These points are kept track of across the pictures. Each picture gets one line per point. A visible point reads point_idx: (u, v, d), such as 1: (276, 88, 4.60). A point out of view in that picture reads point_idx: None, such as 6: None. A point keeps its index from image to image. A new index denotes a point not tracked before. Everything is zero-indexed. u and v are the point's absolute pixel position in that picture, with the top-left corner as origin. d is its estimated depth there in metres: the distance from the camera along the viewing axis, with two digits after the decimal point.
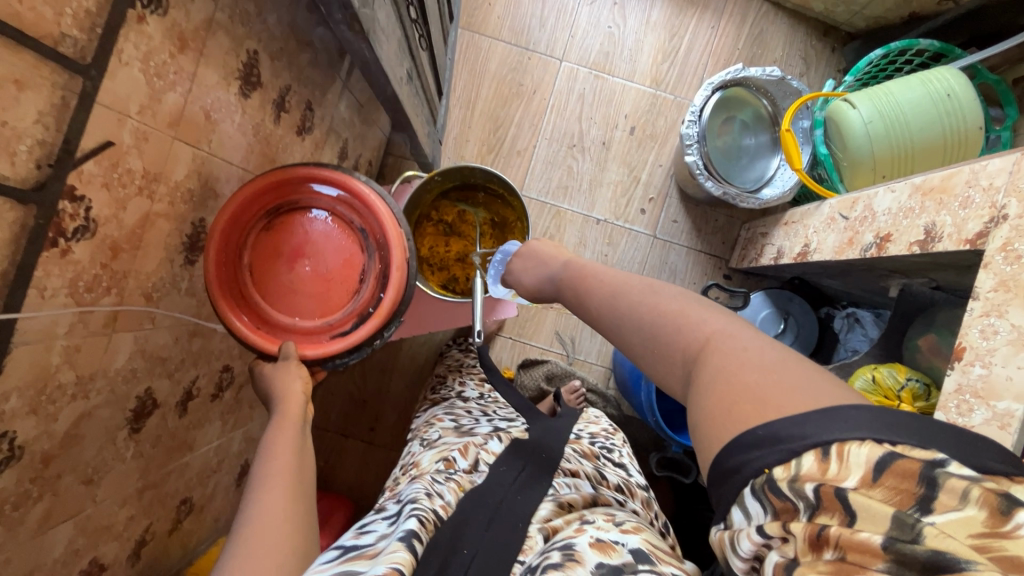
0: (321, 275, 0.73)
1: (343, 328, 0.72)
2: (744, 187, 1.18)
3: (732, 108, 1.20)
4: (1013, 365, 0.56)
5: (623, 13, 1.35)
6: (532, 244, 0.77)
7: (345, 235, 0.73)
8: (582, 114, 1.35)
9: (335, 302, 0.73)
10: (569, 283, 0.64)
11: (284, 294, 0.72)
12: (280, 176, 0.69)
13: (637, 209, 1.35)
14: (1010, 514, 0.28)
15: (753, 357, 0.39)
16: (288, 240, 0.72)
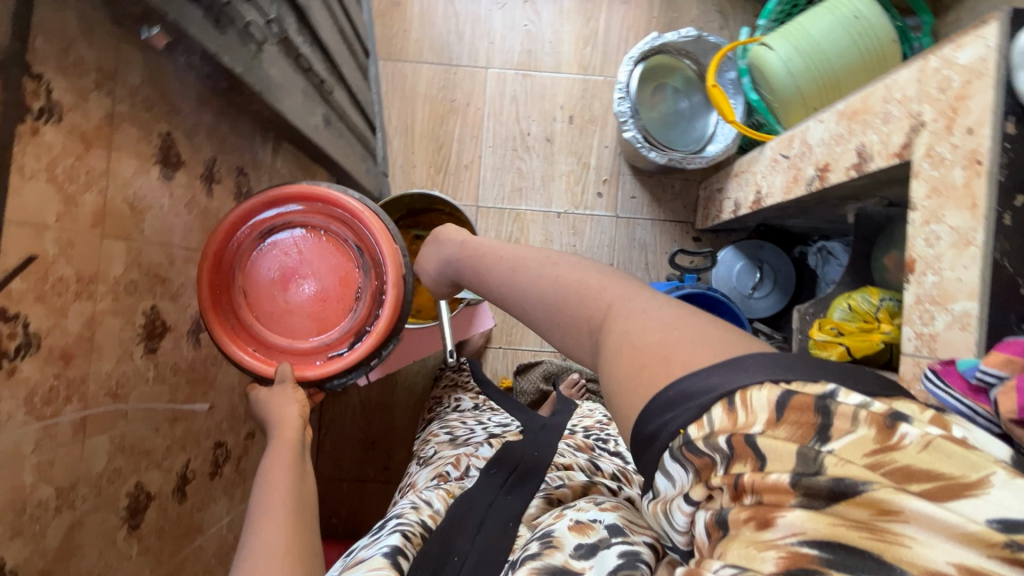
0: (318, 294, 0.76)
1: (340, 348, 0.75)
2: (687, 149, 1.19)
3: (659, 77, 1.21)
4: (960, 266, 0.57)
5: (536, 9, 1.36)
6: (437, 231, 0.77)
7: (338, 251, 0.76)
8: (519, 114, 1.36)
9: (331, 322, 0.75)
10: (461, 259, 0.68)
11: (282, 316, 0.75)
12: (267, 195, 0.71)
13: (594, 193, 1.36)
14: (894, 427, 0.29)
15: (652, 315, 0.41)
16: (282, 256, 0.75)
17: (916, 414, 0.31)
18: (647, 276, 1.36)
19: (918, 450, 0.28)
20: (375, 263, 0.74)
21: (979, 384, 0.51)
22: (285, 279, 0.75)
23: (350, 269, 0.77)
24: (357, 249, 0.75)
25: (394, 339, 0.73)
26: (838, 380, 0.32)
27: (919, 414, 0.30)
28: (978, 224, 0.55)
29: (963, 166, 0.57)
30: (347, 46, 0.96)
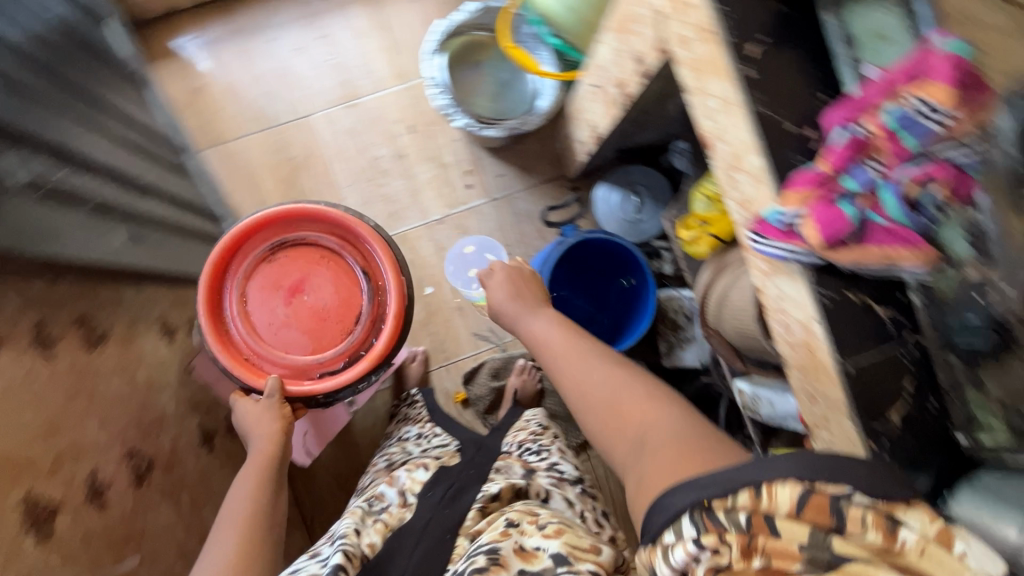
0: (321, 309, 1.03)
1: (330, 363, 1.01)
2: (520, 113, 1.20)
3: (466, 58, 1.21)
4: (737, 127, 0.59)
5: (334, 41, 1.36)
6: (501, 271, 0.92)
7: (344, 276, 1.04)
8: (362, 144, 1.35)
9: (326, 341, 1.02)
10: (541, 329, 0.81)
11: (281, 331, 1.01)
12: (303, 228, 1.03)
13: (464, 187, 1.36)
14: (896, 533, 0.37)
15: (673, 431, 0.56)
16: (294, 272, 1.03)
17: (925, 523, 0.37)
18: (546, 241, 1.38)
19: (918, 558, 0.36)
20: (378, 292, 1.03)
21: (784, 229, 0.56)
22: (294, 292, 1.03)
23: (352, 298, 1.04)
24: (364, 278, 1.04)
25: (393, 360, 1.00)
26: (852, 479, 0.38)
27: (927, 524, 0.37)
28: (734, 85, 0.57)
29: (701, 39, 0.59)
30: (129, 156, 0.93)
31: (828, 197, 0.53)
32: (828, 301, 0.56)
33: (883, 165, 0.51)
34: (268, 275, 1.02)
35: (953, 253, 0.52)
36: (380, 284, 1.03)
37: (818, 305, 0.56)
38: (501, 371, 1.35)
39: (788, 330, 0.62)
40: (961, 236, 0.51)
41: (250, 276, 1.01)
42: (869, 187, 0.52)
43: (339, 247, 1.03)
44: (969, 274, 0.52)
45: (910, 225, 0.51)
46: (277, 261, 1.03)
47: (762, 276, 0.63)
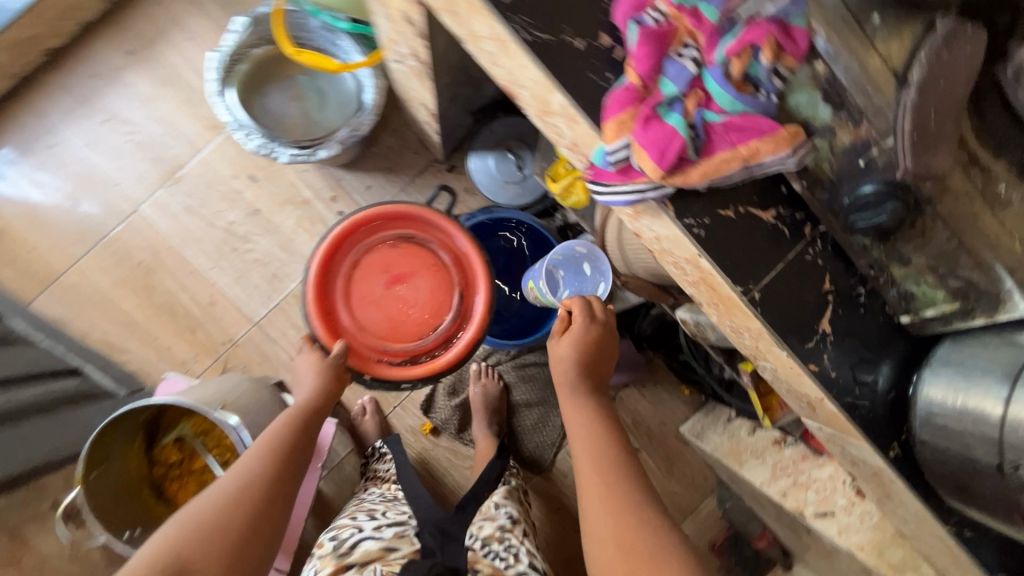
0: (410, 307, 0.94)
1: (392, 357, 0.93)
2: (349, 116, 1.03)
3: (264, 82, 1.03)
4: (523, 64, 0.46)
5: (123, 118, 1.17)
6: (583, 333, 0.76)
7: (444, 283, 0.95)
8: (207, 216, 1.19)
9: (403, 334, 0.94)
10: (583, 412, 0.75)
11: (368, 303, 0.93)
12: (424, 227, 0.95)
13: (336, 216, 1.21)
14: None
15: None
16: (403, 262, 0.95)
17: None
18: None
19: None
20: (464, 316, 0.94)
21: (619, 168, 0.45)
22: (394, 279, 0.95)
23: (444, 303, 0.95)
24: (460, 290, 0.95)
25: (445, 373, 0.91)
26: None
27: None
28: (490, 19, 0.45)
29: None
30: None
31: (649, 113, 0.42)
32: (699, 229, 0.46)
33: (698, 50, 0.43)
34: (387, 249, 0.95)
35: (814, 120, 0.48)
36: (471, 306, 0.93)
37: (693, 239, 0.46)
38: (457, 386, 1.24)
39: (682, 271, 0.52)
40: (820, 100, 0.48)
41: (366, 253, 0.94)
42: (691, 80, 0.42)
43: (449, 260, 0.95)
44: (842, 140, 0.49)
45: (750, 111, 0.42)
46: (406, 246, 0.95)
47: (630, 223, 0.52)
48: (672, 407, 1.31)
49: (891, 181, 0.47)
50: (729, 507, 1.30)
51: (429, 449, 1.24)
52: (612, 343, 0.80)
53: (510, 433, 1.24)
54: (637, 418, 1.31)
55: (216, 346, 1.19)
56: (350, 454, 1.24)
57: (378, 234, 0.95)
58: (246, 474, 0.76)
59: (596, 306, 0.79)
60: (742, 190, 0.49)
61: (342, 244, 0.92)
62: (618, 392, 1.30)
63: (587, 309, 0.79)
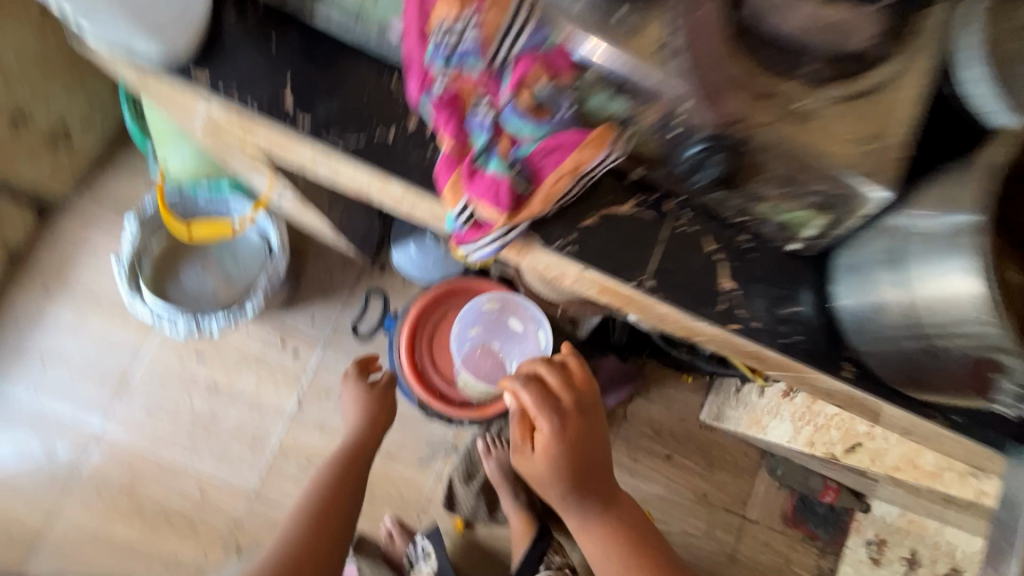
0: (478, 363, 0.92)
1: (454, 396, 0.90)
2: (263, 262, 1.05)
3: (175, 264, 1.06)
4: None
5: (60, 354, 1.18)
6: (556, 447, 0.64)
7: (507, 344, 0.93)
8: (170, 409, 1.18)
9: (463, 381, 0.91)
10: (598, 537, 0.66)
11: (442, 346, 0.92)
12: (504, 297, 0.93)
13: (293, 357, 1.21)
14: None
15: None
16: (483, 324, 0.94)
17: None
18: None
19: None
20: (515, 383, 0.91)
21: (468, 224, 0.46)
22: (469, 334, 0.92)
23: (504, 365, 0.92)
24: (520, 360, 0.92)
25: (501, 417, 0.88)
26: None
27: None
28: None
29: (247, 128, 0.50)
30: None
31: (470, 169, 0.43)
32: (573, 247, 0.47)
33: (489, 99, 0.42)
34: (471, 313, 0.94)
35: (613, 116, 0.43)
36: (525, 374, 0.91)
37: (570, 258, 0.47)
38: (470, 470, 1.19)
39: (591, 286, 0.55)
40: (607, 97, 0.42)
41: (451, 309, 0.93)
42: (493, 128, 0.43)
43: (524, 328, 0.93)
44: None
45: (553, 129, 0.42)
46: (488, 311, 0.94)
47: (524, 261, 0.54)
48: (684, 399, 1.28)
49: (715, 137, 0.41)
50: (782, 473, 1.26)
51: (469, 545, 1.19)
52: (596, 425, 0.67)
53: (542, 493, 1.20)
54: (656, 425, 1.27)
55: (222, 534, 1.14)
56: None
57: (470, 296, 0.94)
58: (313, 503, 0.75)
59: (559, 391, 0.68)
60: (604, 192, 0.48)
61: (436, 299, 0.92)
62: (627, 408, 1.27)
63: (546, 402, 0.67)
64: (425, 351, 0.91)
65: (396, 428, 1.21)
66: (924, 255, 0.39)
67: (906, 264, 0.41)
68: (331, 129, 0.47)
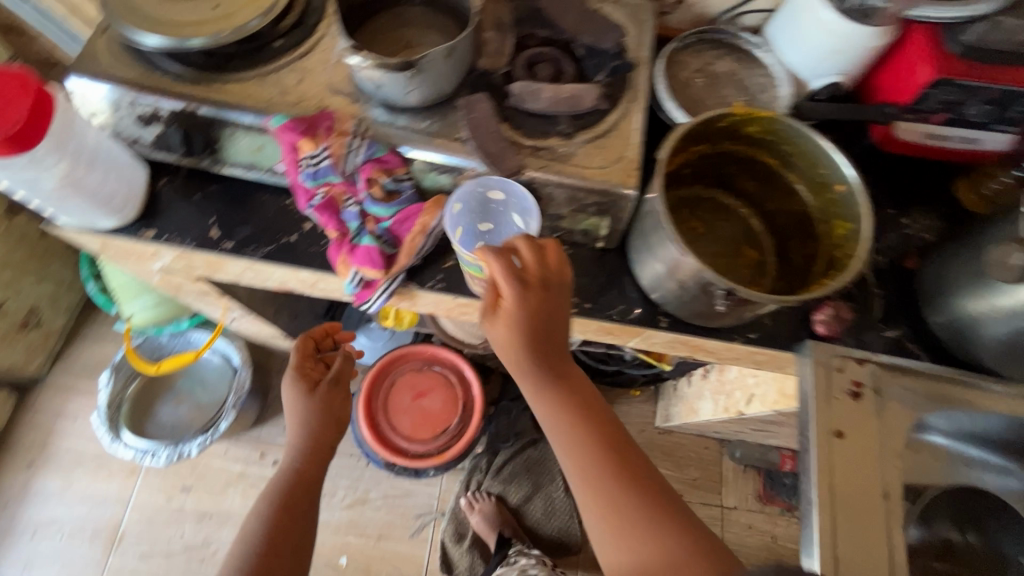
0: (431, 416, 1.03)
1: (416, 452, 1.01)
2: (230, 380, 1.18)
3: (150, 405, 1.16)
4: None
5: (49, 521, 1.23)
6: (519, 311, 0.52)
7: (451, 393, 1.05)
8: (163, 548, 1.22)
9: (421, 434, 1.02)
10: (550, 415, 0.54)
11: (396, 410, 1.03)
12: (442, 354, 1.08)
13: (273, 466, 1.29)
14: None
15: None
16: (427, 381, 1.06)
17: None
18: None
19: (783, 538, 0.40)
20: (466, 426, 1.03)
21: (360, 283, 0.63)
22: (418, 394, 1.05)
23: (453, 413, 1.04)
24: (466, 404, 1.05)
25: (461, 458, 1.00)
26: None
27: None
28: None
29: (189, 261, 0.66)
30: None
31: (352, 246, 0.61)
32: (443, 284, 0.64)
33: (353, 197, 0.61)
34: (415, 375, 1.06)
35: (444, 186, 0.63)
36: (473, 416, 1.04)
37: (442, 292, 0.64)
38: (460, 529, 1.26)
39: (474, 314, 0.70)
40: (435, 175, 0.61)
41: (397, 377, 1.06)
42: (361, 215, 0.61)
43: (462, 376, 1.06)
44: None
45: (402, 206, 0.60)
46: (429, 370, 1.07)
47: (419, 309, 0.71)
48: (637, 412, 1.41)
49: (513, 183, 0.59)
50: (741, 455, 1.35)
51: None
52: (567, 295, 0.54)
53: (531, 533, 1.27)
54: None
55: None
56: None
57: (411, 361, 1.07)
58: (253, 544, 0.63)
59: (527, 258, 0.53)
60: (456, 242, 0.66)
61: (382, 371, 1.05)
62: None
63: (511, 267, 0.52)
64: (382, 419, 1.02)
65: (382, 508, 1.28)
66: (655, 228, 0.57)
67: (653, 238, 0.58)
68: (248, 246, 0.64)
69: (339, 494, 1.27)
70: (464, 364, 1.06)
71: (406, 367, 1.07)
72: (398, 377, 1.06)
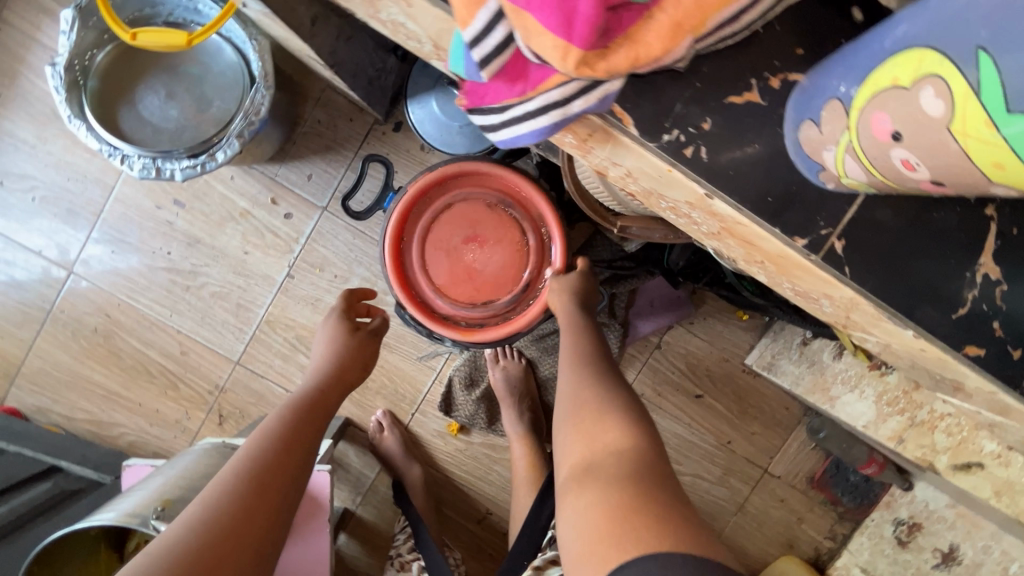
0: (477, 275, 0.79)
1: (441, 307, 0.79)
2: (242, 96, 0.81)
3: (133, 85, 0.82)
4: None
5: (19, 175, 1.01)
6: (564, 275, 0.75)
7: (513, 258, 0.79)
8: (146, 258, 1.04)
9: (457, 290, 0.79)
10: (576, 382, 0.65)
11: (436, 243, 0.79)
12: (531, 204, 0.78)
13: (284, 219, 1.03)
14: None
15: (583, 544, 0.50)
16: (492, 226, 0.79)
17: None
18: None
19: None
20: (513, 309, 0.79)
21: (500, 59, 0.39)
22: (473, 237, 0.79)
23: (506, 284, 0.79)
24: (526, 284, 0.79)
25: (487, 345, 0.77)
26: None
27: None
28: None
29: None
30: None
31: None
32: (689, 142, 0.42)
33: None
34: (481, 208, 0.79)
35: None
36: (526, 304, 0.79)
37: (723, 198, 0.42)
38: (473, 378, 1.07)
39: (693, 220, 0.47)
40: None
41: (457, 200, 0.78)
42: None
43: (535, 243, 0.78)
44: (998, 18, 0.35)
45: None
46: (502, 212, 0.79)
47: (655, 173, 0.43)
48: (732, 338, 1.09)
49: None
50: (824, 437, 1.08)
51: (464, 450, 1.10)
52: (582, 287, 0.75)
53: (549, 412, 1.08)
54: (691, 360, 1.10)
55: (203, 396, 1.07)
56: (381, 473, 1.11)
57: (485, 188, 0.78)
58: (259, 457, 0.59)
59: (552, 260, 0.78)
60: (727, 83, 0.41)
61: (440, 184, 0.78)
62: (662, 336, 1.10)
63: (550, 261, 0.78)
64: (419, 240, 0.78)
65: (397, 319, 1.06)
66: None
67: None
68: None
69: (352, 284, 1.05)
70: (554, 234, 0.77)
71: (476, 194, 0.78)
72: (459, 196, 0.78)
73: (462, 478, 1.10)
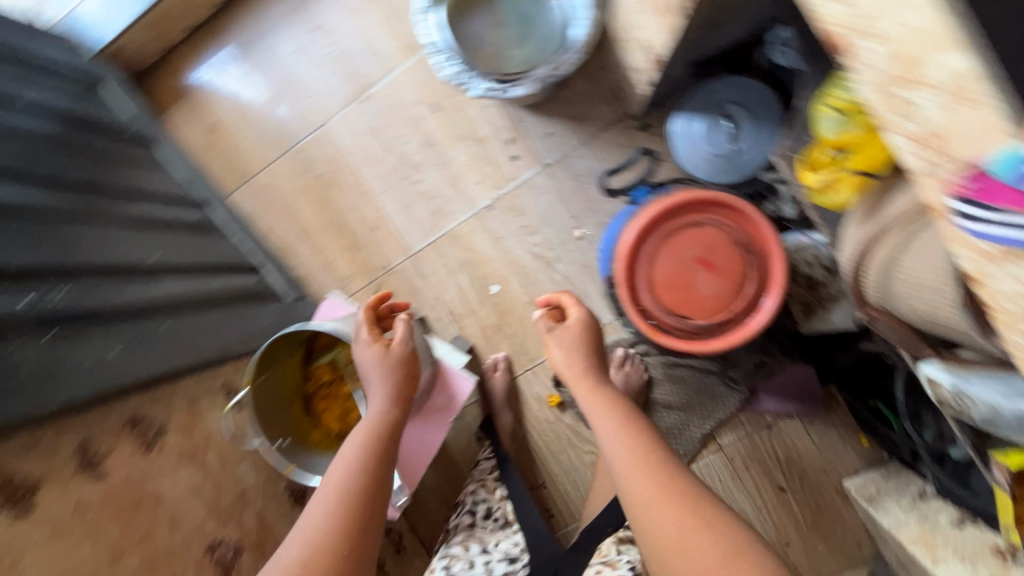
0: (689, 291, 0.85)
1: (646, 303, 0.86)
2: (552, 52, 0.91)
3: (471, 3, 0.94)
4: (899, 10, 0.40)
5: (330, 30, 1.19)
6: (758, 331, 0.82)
7: (728, 295, 0.85)
8: (387, 139, 1.18)
9: (666, 296, 0.86)
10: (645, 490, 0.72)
11: (672, 249, 0.86)
12: (770, 258, 0.84)
13: (509, 159, 1.14)
14: None
15: None
16: (725, 259, 0.85)
17: None
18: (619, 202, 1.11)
19: None
20: (702, 334, 0.86)
21: None
22: (706, 260, 0.85)
23: (709, 312, 0.85)
24: (726, 321, 0.85)
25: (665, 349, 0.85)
26: None
27: None
28: None
29: None
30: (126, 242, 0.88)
31: None
32: None
33: None
34: (722, 240, 0.85)
35: None
36: (717, 337, 0.85)
37: None
38: None
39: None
40: None
41: (707, 224, 0.85)
42: None
43: (754, 290, 0.84)
44: None
45: None
46: (740, 251, 0.85)
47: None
48: (841, 453, 1.11)
49: None
50: None
51: (553, 423, 1.18)
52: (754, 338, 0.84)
53: None
54: (793, 454, 1.12)
55: (372, 269, 1.21)
56: (474, 405, 1.21)
57: (736, 226, 0.85)
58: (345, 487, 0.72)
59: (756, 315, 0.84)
60: None
61: (700, 203, 0.85)
62: (777, 421, 1.12)
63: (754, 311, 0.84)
64: (659, 241, 0.86)
65: (556, 286, 1.15)
66: None
67: None
68: None
69: (536, 238, 1.14)
70: (778, 289, 0.82)
71: (725, 227, 0.85)
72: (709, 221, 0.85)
73: (539, 446, 1.18)
